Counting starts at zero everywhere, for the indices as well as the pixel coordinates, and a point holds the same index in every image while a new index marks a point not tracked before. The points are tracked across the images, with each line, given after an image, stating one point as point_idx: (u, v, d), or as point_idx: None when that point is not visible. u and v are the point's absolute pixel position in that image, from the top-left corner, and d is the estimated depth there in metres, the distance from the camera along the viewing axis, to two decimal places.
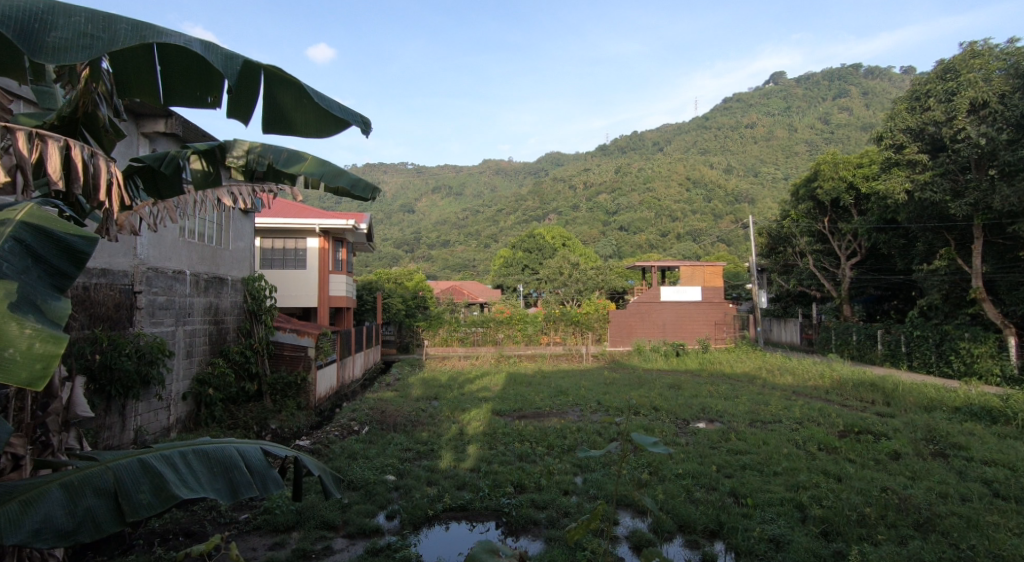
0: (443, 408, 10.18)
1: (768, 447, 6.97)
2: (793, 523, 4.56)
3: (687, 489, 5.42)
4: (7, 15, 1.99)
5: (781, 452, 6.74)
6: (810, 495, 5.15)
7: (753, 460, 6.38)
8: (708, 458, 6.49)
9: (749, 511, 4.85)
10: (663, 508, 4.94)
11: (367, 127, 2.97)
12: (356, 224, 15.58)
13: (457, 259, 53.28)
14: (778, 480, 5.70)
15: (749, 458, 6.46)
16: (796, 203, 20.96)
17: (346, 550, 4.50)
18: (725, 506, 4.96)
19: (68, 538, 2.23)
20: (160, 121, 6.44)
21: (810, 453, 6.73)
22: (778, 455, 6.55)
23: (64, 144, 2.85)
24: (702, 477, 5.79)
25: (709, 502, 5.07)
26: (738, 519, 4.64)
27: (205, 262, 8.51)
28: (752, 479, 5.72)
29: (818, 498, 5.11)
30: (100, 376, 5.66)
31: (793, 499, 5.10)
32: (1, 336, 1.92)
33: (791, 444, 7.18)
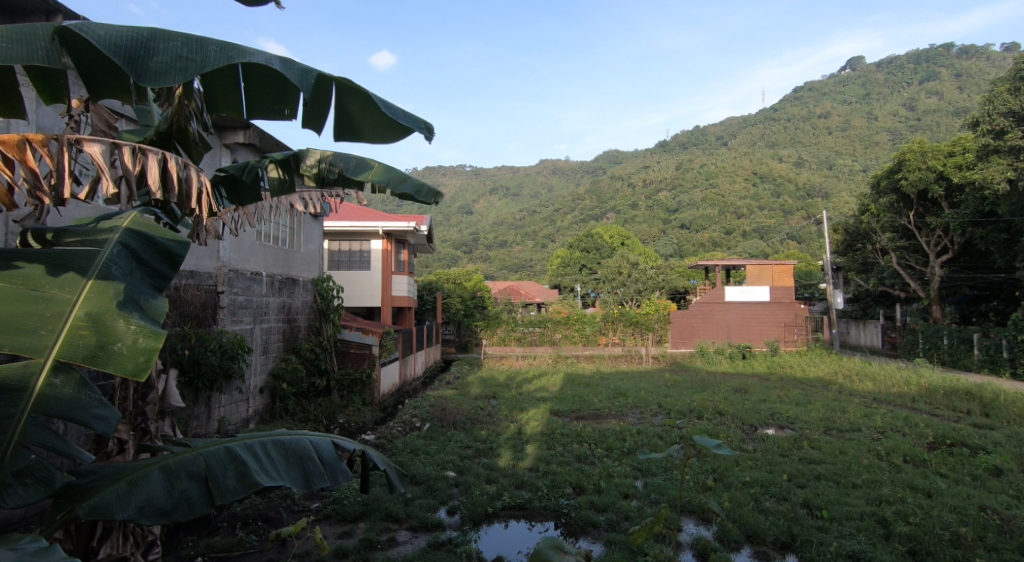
0: (502, 407, 10.31)
1: (845, 457, 6.66)
2: (875, 540, 4.33)
3: (755, 497, 5.26)
4: (118, 43, 2.21)
5: (860, 462, 6.42)
6: (895, 510, 4.89)
7: (829, 471, 6.10)
8: (778, 466, 6.25)
9: (825, 524, 4.65)
10: (731, 516, 4.82)
11: (430, 132, 3.06)
12: (418, 226, 16.05)
13: (515, 260, 53.61)
14: (858, 493, 5.43)
15: (823, 468, 6.18)
16: (877, 197, 19.79)
17: (410, 542, 4.68)
18: (798, 518, 4.78)
19: (166, 516, 2.45)
20: (240, 133, 6.88)
21: (894, 465, 6.37)
22: (857, 466, 6.25)
23: (162, 157, 3.12)
24: (771, 486, 5.60)
25: (780, 512, 4.90)
26: (813, 532, 4.47)
27: (279, 264, 9.03)
28: (827, 490, 5.48)
29: (904, 514, 4.83)
30: (189, 369, 6.10)
31: (876, 514, 4.84)
32: (111, 332, 2.18)
33: (873, 454, 6.82)
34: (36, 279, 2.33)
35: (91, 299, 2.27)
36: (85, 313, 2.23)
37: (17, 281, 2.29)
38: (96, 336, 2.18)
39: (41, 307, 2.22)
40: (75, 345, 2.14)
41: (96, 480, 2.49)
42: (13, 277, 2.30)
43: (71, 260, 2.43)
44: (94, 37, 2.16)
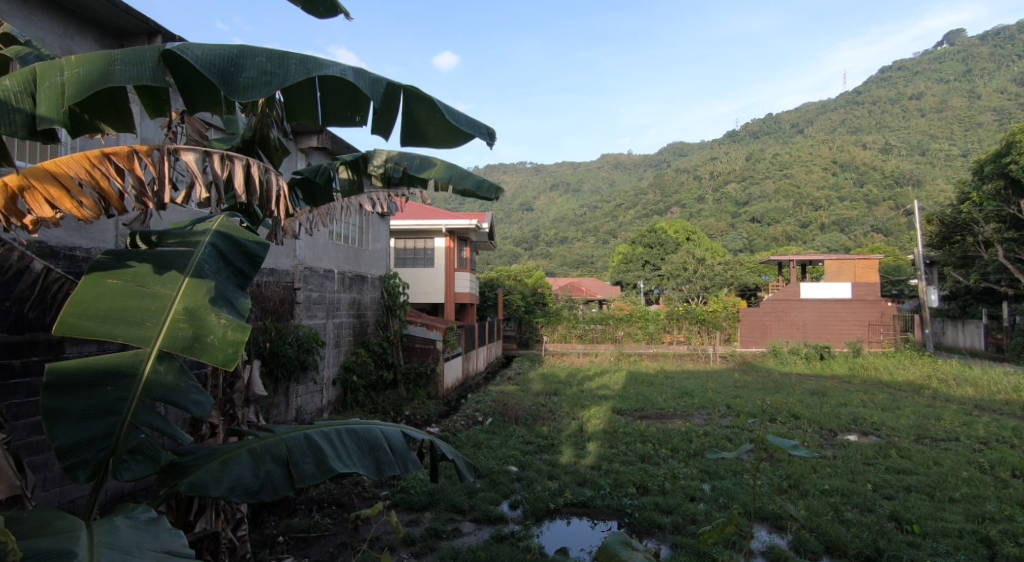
0: (564, 404, 10.33)
1: (939, 468, 6.22)
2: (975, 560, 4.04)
3: (836, 507, 5.03)
4: (212, 61, 2.40)
5: (958, 475, 5.98)
6: (1000, 529, 4.53)
7: (920, 482, 5.73)
8: (861, 475, 5.93)
9: (916, 540, 4.39)
10: (809, 525, 4.63)
11: (491, 137, 3.10)
12: (479, 223, 16.30)
13: (576, 256, 53.30)
14: (955, 508, 5.07)
15: (914, 480, 5.80)
16: (981, 183, 18.26)
17: (474, 533, 4.81)
18: (885, 531, 4.53)
19: (254, 495, 2.66)
20: (314, 138, 7.25)
21: (998, 480, 5.89)
22: (954, 479, 5.83)
23: (246, 163, 3.33)
24: (853, 496, 5.33)
25: (864, 524, 4.67)
26: (901, 548, 4.23)
27: (350, 262, 9.45)
28: (919, 503, 5.16)
29: (1010, 534, 4.47)
30: (270, 360, 6.51)
31: (977, 532, 4.51)
32: (205, 325, 2.41)
33: (972, 467, 6.33)
34: (143, 276, 2.57)
35: (188, 295, 2.51)
36: (183, 307, 2.47)
37: (127, 278, 2.55)
38: (192, 328, 2.40)
39: (147, 302, 2.46)
40: (174, 336, 2.37)
41: (194, 459, 2.74)
42: (125, 275, 2.56)
43: (170, 259, 2.68)
44: (192, 56, 2.37)
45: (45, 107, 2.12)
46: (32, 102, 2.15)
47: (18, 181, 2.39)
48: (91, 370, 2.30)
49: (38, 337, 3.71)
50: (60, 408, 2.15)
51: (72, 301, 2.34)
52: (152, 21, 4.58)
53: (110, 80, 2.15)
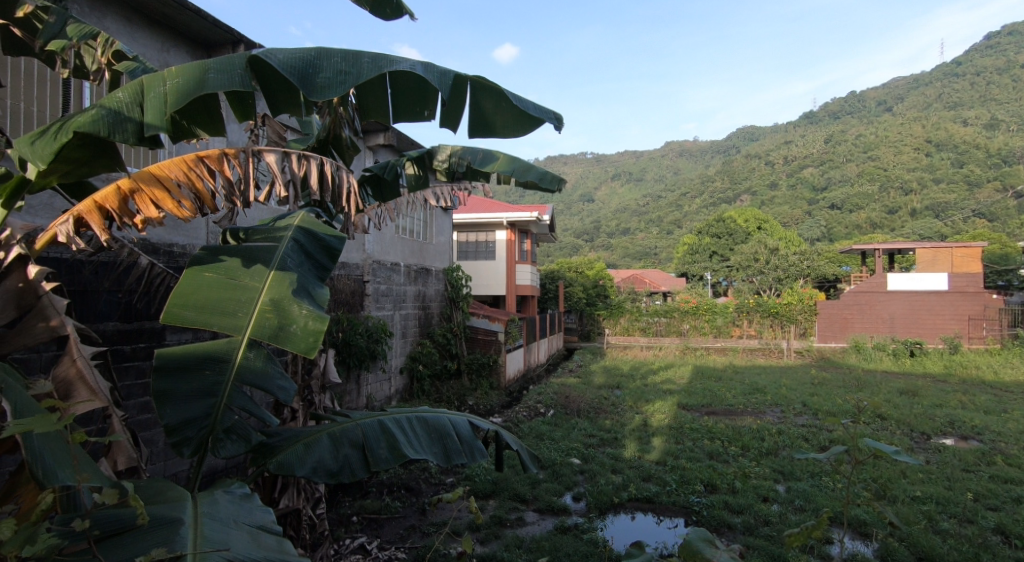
0: (628, 397, 10.20)
1: None
2: None
3: (930, 516, 4.72)
4: (291, 62, 2.48)
5: None
6: None
7: None
8: (960, 483, 5.51)
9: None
10: (899, 534, 4.36)
11: (560, 123, 3.04)
12: (540, 216, 16.33)
13: (638, 248, 52.33)
14: None
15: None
16: None
17: (537, 523, 4.86)
18: (988, 545, 4.20)
19: (334, 476, 2.82)
20: (381, 135, 7.51)
21: None
22: None
23: (320, 162, 3.50)
24: (950, 506, 4.97)
25: (963, 537, 4.35)
26: None
27: (415, 255, 9.72)
28: None
29: None
30: (343, 350, 6.81)
31: None
32: (289, 316, 2.57)
33: None
34: (233, 270, 2.76)
35: (274, 286, 2.69)
36: (269, 299, 2.64)
37: (221, 272, 2.75)
38: (277, 318, 2.56)
39: (237, 294, 2.65)
40: (262, 325, 2.54)
41: (281, 439, 2.94)
42: (220, 269, 2.76)
43: (256, 254, 2.86)
44: (275, 60, 2.44)
45: (151, 115, 2.28)
46: (140, 111, 2.32)
47: (129, 184, 2.63)
48: (191, 355, 2.50)
49: (144, 326, 4.08)
50: (167, 390, 2.36)
51: (174, 293, 2.54)
52: (236, 31, 4.91)
53: (206, 87, 2.31)
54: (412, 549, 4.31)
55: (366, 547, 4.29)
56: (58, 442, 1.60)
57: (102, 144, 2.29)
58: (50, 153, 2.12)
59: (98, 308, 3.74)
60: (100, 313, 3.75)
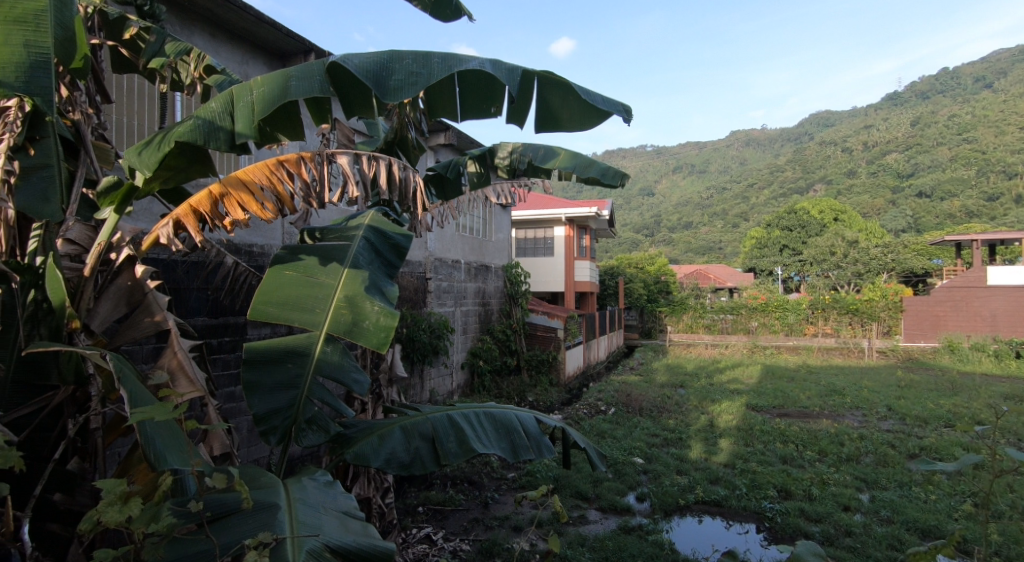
0: (692, 397, 9.92)
1: None
2: None
3: None
4: (364, 66, 2.53)
5: None
6: None
7: None
8: None
9: None
10: (1007, 554, 4.00)
11: (630, 114, 2.99)
12: (600, 211, 16.13)
13: (702, 242, 50.75)
14: None
15: None
16: None
17: (600, 522, 4.82)
18: None
19: (406, 468, 2.90)
20: (442, 135, 7.64)
21: None
22: None
23: (388, 162, 3.60)
24: None
25: None
26: None
27: (475, 252, 9.84)
28: None
29: None
30: (407, 345, 7.01)
31: None
32: (363, 312, 2.67)
33: None
34: (311, 267, 2.87)
35: (348, 283, 2.79)
36: (344, 295, 2.75)
37: (299, 269, 2.86)
38: (351, 313, 2.68)
39: (314, 291, 2.76)
40: (337, 320, 2.66)
41: (357, 431, 3.05)
42: (298, 267, 2.87)
43: (331, 252, 2.97)
44: (352, 66, 2.49)
45: (242, 123, 2.42)
46: (231, 120, 2.47)
47: (220, 188, 2.81)
48: (275, 349, 2.64)
49: (229, 321, 4.35)
50: (256, 381, 2.52)
51: (259, 291, 2.69)
52: (306, 40, 5.16)
53: (290, 94, 2.41)
54: (476, 541, 4.39)
55: (432, 537, 4.41)
56: (172, 431, 1.73)
57: (199, 152, 2.46)
58: (156, 161, 2.30)
59: (190, 305, 4.02)
60: (191, 309, 4.02)
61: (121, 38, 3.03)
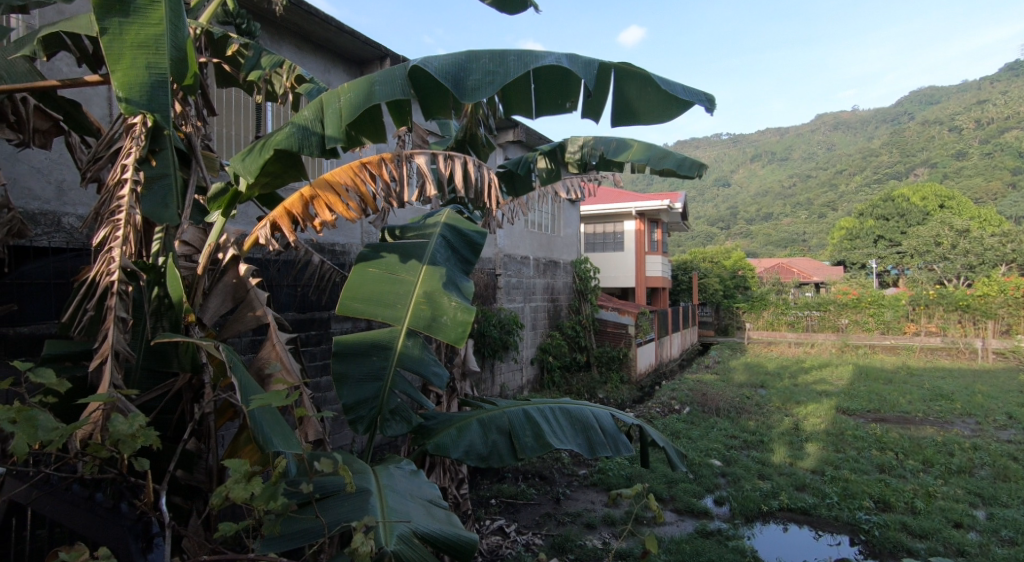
0: (774, 398, 9.47)
1: None
2: None
3: None
4: (444, 67, 2.60)
5: None
6: None
7: None
8: None
9: None
10: None
11: (713, 104, 2.90)
12: (672, 204, 15.67)
13: (783, 234, 48.10)
14: None
15: None
16: None
17: (677, 524, 4.71)
18: None
19: (484, 461, 2.97)
20: (510, 132, 7.72)
21: None
22: None
23: (464, 161, 3.66)
24: None
25: None
26: None
27: (544, 248, 9.85)
28: None
29: None
30: (478, 340, 7.16)
31: None
32: (441, 308, 2.78)
33: None
34: (393, 265, 2.97)
35: (427, 279, 2.89)
36: (424, 291, 2.85)
37: (382, 267, 2.96)
38: (430, 309, 2.78)
39: (396, 287, 2.86)
40: (418, 315, 2.76)
41: (437, 423, 3.14)
42: (380, 264, 2.98)
43: (411, 250, 3.06)
44: (432, 68, 2.57)
45: (331, 128, 2.56)
46: (322, 126, 2.62)
47: (310, 191, 2.98)
48: (362, 342, 2.78)
49: (316, 316, 4.61)
50: (345, 373, 2.66)
51: (346, 287, 2.83)
52: (382, 46, 5.37)
53: (375, 98, 2.53)
54: (549, 536, 4.42)
55: (505, 529, 4.48)
56: (277, 418, 1.87)
57: (294, 158, 2.63)
58: (257, 167, 2.48)
59: (281, 300, 4.30)
60: (282, 304, 4.30)
61: (224, 55, 3.29)
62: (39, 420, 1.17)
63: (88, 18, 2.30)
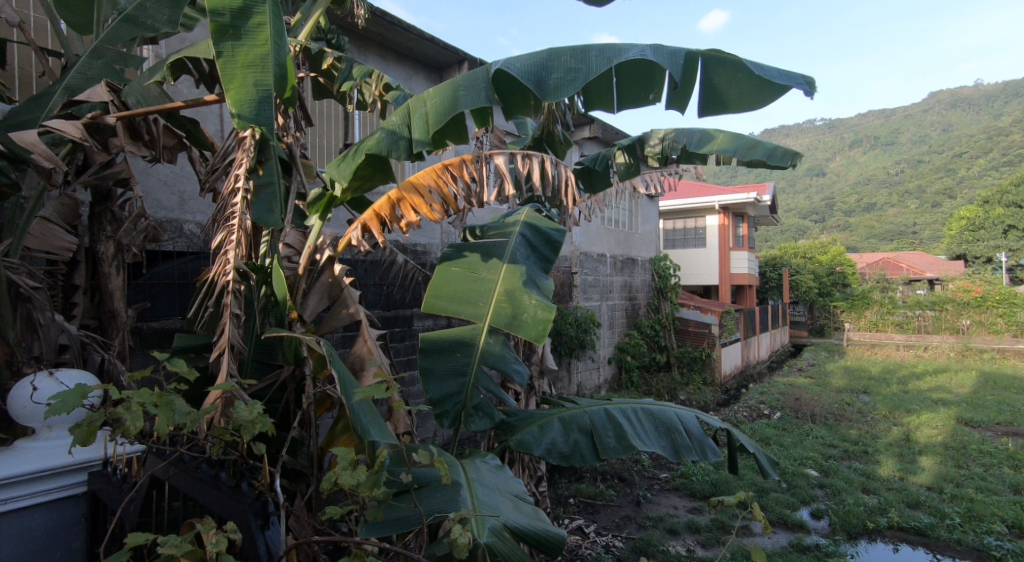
0: (880, 405, 8.76)
1: None
2: None
3: None
4: (527, 68, 2.63)
5: None
6: None
7: None
8: None
9: None
10: None
11: (814, 87, 2.73)
12: (760, 197, 14.89)
13: (889, 226, 44.28)
14: None
15: None
16: None
17: (769, 536, 4.49)
18: None
19: (566, 460, 2.98)
20: (586, 128, 7.65)
21: None
22: None
23: (541, 159, 3.67)
24: None
25: None
26: None
27: (622, 245, 9.69)
28: None
29: None
30: (555, 338, 7.18)
31: None
32: (521, 306, 2.82)
33: None
34: (474, 263, 3.03)
35: (507, 277, 2.93)
36: (504, 289, 2.90)
37: (464, 266, 3.03)
38: (511, 307, 2.83)
39: (478, 286, 2.93)
40: (499, 313, 2.81)
41: (519, 420, 3.18)
42: (463, 264, 3.05)
43: (492, 249, 3.12)
44: (514, 68, 2.60)
45: (418, 132, 2.66)
46: (409, 130, 2.73)
47: (396, 195, 3.11)
48: (446, 339, 2.86)
49: (400, 313, 4.82)
50: (431, 368, 2.77)
51: (430, 285, 2.92)
52: (461, 50, 5.50)
53: (460, 103, 2.60)
54: (629, 539, 4.36)
55: (585, 529, 4.46)
56: (371, 410, 1.98)
57: (383, 163, 2.76)
58: (351, 171, 2.63)
59: (368, 299, 4.53)
60: (369, 303, 4.53)
61: (319, 68, 3.51)
62: (176, 405, 1.31)
63: (207, 42, 2.54)
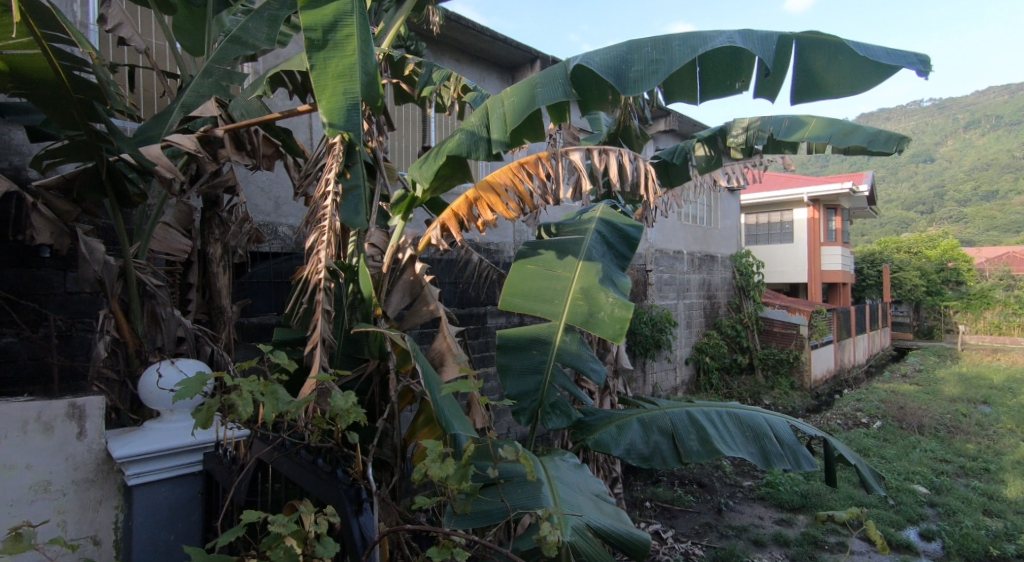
0: (1003, 418, 7.91)
1: None
2: None
3: None
4: (607, 61, 2.60)
5: None
6: None
7: None
8: None
9: None
10: None
11: (928, 66, 2.52)
12: (855, 188, 13.86)
13: (1010, 218, 39.82)
14: None
15: None
16: None
17: (869, 555, 4.19)
18: None
19: (646, 461, 2.93)
20: (662, 121, 7.46)
21: None
22: None
23: (618, 154, 3.61)
24: None
25: None
26: None
27: (699, 242, 9.37)
28: None
29: None
30: (631, 338, 7.06)
31: None
32: (598, 303, 2.80)
33: None
34: (550, 261, 3.03)
35: (583, 275, 2.92)
36: (580, 287, 2.89)
37: (540, 264, 3.03)
38: (588, 305, 2.81)
39: (554, 283, 2.93)
40: (575, 311, 2.81)
41: (596, 419, 3.16)
42: (538, 261, 3.06)
43: (567, 246, 3.11)
44: (593, 63, 2.58)
45: (496, 132, 2.71)
46: (488, 130, 2.78)
47: (473, 194, 3.17)
48: (522, 336, 2.89)
49: (474, 311, 4.93)
50: (508, 365, 2.81)
51: (507, 283, 2.96)
52: (533, 49, 5.52)
53: (538, 101, 2.61)
54: (711, 548, 4.22)
55: (662, 535, 4.37)
56: (453, 405, 2.04)
57: (462, 163, 2.82)
58: (432, 173, 2.73)
59: (445, 297, 4.67)
60: (445, 300, 4.66)
61: (401, 75, 3.64)
62: (279, 394, 1.41)
63: (300, 57, 2.71)
